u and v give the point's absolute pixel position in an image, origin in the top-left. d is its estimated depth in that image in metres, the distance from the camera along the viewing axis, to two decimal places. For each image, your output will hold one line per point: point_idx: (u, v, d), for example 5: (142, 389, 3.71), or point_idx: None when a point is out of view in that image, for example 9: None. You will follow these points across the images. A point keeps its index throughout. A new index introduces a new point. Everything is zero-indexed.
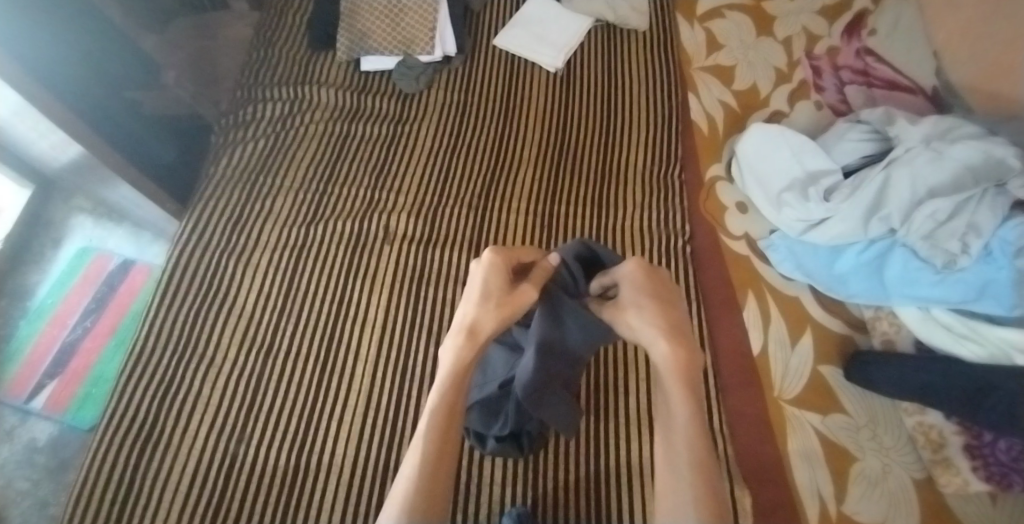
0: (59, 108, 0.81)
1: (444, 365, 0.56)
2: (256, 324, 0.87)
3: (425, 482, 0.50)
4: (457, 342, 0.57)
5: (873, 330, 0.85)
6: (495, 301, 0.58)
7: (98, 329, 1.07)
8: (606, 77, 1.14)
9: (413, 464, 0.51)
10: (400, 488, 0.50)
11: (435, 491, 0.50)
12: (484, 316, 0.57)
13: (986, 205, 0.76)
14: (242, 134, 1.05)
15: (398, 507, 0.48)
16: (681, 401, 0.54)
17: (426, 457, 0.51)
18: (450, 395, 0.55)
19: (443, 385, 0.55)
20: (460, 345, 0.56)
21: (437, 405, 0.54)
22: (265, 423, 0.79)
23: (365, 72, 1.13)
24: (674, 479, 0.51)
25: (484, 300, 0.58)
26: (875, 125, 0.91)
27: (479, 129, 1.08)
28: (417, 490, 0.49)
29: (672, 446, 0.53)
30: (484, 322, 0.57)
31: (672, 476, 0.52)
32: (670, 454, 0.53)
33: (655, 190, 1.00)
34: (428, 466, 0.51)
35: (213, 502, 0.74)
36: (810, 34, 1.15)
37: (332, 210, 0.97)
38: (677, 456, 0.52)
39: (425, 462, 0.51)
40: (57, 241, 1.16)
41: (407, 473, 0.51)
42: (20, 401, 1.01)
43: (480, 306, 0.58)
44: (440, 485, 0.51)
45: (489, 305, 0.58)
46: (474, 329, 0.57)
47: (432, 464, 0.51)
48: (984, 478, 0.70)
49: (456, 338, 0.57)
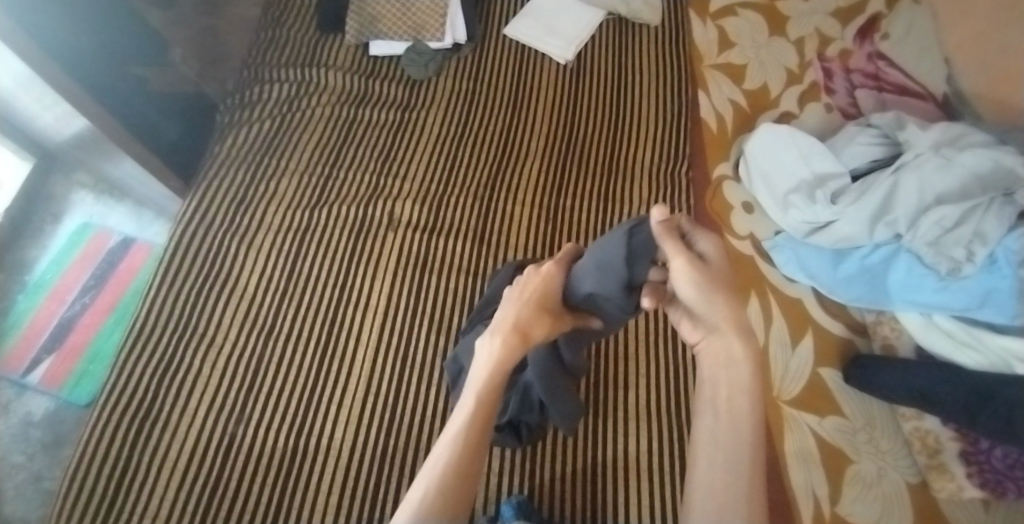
0: (64, 80, 0.80)
1: (487, 360, 0.55)
2: (258, 306, 0.87)
3: (455, 482, 0.50)
4: (508, 341, 0.55)
5: (874, 335, 0.86)
6: (548, 311, 0.58)
7: (96, 305, 1.07)
8: (616, 71, 1.14)
9: (448, 453, 0.51)
10: (432, 476, 0.50)
11: (464, 487, 0.50)
12: (536, 322, 0.56)
13: (993, 213, 0.76)
14: (248, 114, 1.04)
15: (431, 500, 0.49)
16: (746, 395, 0.52)
17: (461, 450, 0.51)
18: (493, 389, 0.54)
19: (483, 382, 0.54)
20: (508, 343, 0.55)
21: (479, 396, 0.54)
22: (263, 405, 0.79)
23: (373, 56, 1.12)
24: (726, 471, 0.50)
25: (540, 305, 0.57)
26: (885, 129, 0.92)
27: (488, 119, 1.07)
28: (450, 484, 0.50)
29: (724, 435, 0.51)
30: (536, 329, 0.56)
31: (726, 468, 0.50)
32: (722, 443, 0.51)
33: (663, 187, 1.00)
34: (462, 458, 0.51)
35: (209, 483, 0.73)
36: (822, 35, 1.14)
37: (337, 195, 0.97)
38: (732, 448, 0.50)
39: (460, 455, 0.51)
40: (57, 216, 1.15)
41: (439, 462, 0.51)
42: (17, 375, 1.00)
43: (536, 311, 0.57)
44: (471, 480, 0.51)
45: (543, 311, 0.57)
46: (525, 332, 0.56)
47: (465, 458, 0.51)
48: (979, 484, 0.71)
49: (506, 337, 0.55)
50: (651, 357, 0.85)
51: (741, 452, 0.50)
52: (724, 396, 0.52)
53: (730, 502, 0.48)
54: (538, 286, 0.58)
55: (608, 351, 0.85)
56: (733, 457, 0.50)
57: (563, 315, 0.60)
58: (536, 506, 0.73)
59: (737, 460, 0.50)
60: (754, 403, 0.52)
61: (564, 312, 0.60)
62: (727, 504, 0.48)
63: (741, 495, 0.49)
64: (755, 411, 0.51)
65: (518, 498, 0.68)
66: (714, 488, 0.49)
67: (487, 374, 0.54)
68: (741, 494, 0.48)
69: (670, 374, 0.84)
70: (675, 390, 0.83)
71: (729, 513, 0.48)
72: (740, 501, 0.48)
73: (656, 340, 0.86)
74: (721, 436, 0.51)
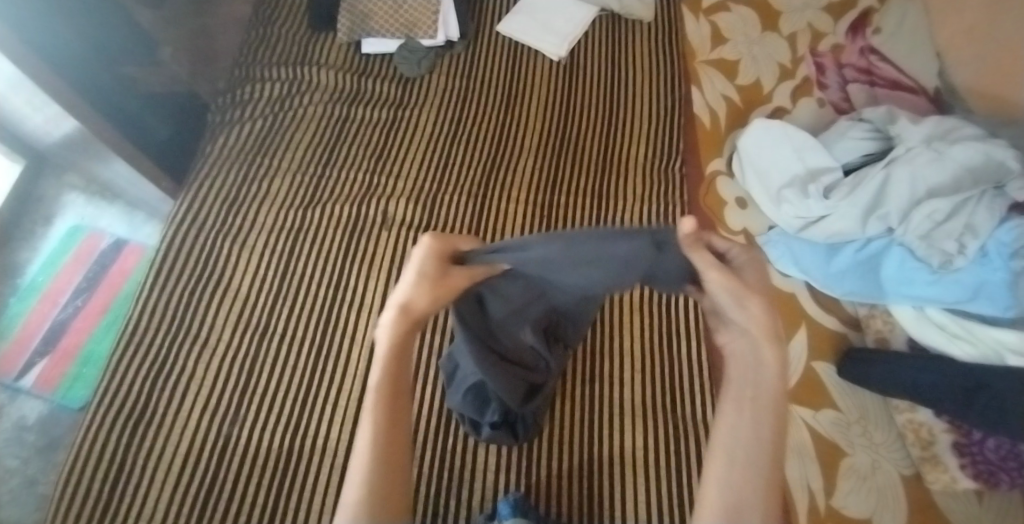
0: (52, 79, 0.79)
1: (381, 345, 0.48)
2: (251, 306, 0.86)
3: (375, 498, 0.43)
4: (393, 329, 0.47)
5: (867, 328, 0.86)
6: (433, 279, 0.48)
7: (90, 308, 1.06)
8: (608, 67, 1.14)
9: (363, 455, 0.45)
10: (352, 485, 0.44)
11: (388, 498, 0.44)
12: (419, 294, 0.47)
13: (984, 206, 0.77)
14: (240, 114, 1.03)
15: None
16: (773, 396, 0.46)
17: (376, 449, 0.45)
18: (394, 375, 0.48)
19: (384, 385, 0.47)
20: (395, 325, 0.48)
21: (381, 386, 0.48)
22: (258, 406, 0.79)
23: (366, 54, 1.12)
24: (740, 471, 0.43)
25: (418, 278, 0.47)
26: (877, 123, 0.92)
27: (480, 116, 1.07)
28: (372, 491, 0.43)
29: (746, 435, 0.45)
30: (420, 306, 0.47)
31: (741, 468, 0.43)
32: (740, 442, 0.44)
33: (655, 183, 1.00)
34: (378, 458, 0.45)
35: (204, 484, 0.73)
36: (815, 30, 1.14)
37: (330, 194, 0.96)
38: (751, 449, 0.44)
39: (375, 457, 0.45)
40: (49, 218, 1.15)
41: (357, 468, 0.45)
42: (9, 378, 0.99)
43: (414, 285, 0.47)
44: (396, 481, 0.45)
45: (424, 282, 0.47)
46: (409, 308, 0.47)
47: (382, 457, 0.45)
48: (972, 476, 0.71)
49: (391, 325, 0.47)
50: (645, 352, 0.85)
51: (764, 457, 0.43)
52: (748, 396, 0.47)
53: (743, 508, 0.42)
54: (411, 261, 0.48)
55: (600, 347, 0.85)
56: (754, 462, 0.43)
57: (453, 271, 0.49)
58: (532, 503, 0.73)
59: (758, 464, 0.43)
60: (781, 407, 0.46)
61: (456, 272, 0.49)
62: (740, 509, 0.42)
63: (760, 502, 0.42)
64: (782, 417, 0.45)
65: (513, 495, 0.68)
66: (731, 487, 0.43)
67: (385, 361, 0.48)
68: (758, 500, 0.42)
69: (664, 369, 0.84)
70: (673, 385, 0.83)
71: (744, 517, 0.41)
72: (754, 506, 0.42)
73: (650, 335, 0.87)
74: (745, 437, 0.44)
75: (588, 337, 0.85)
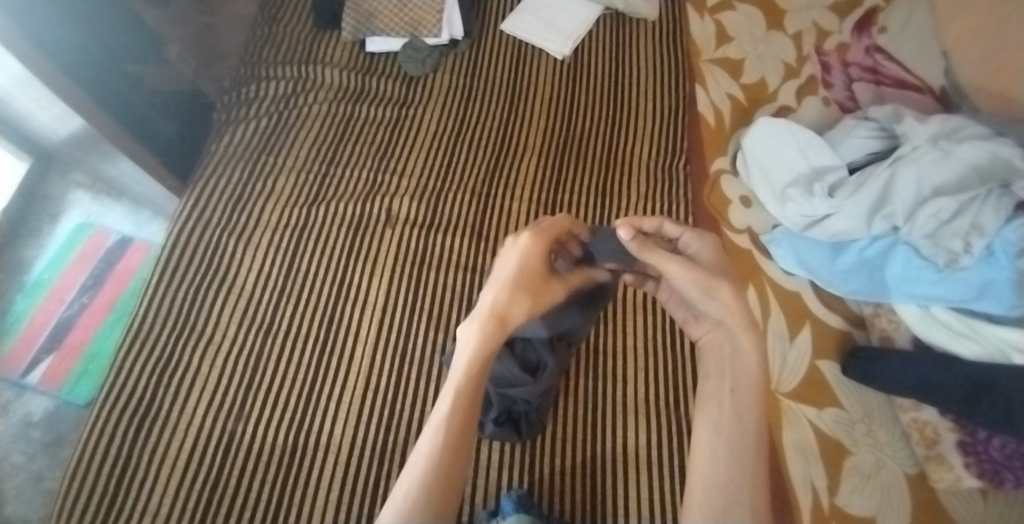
0: (57, 75, 0.80)
1: (468, 346, 0.53)
2: (257, 303, 0.87)
3: (439, 480, 0.49)
4: (485, 327, 0.53)
5: (872, 327, 0.86)
6: (530, 292, 0.56)
7: (95, 305, 1.07)
8: (614, 66, 1.14)
9: (429, 449, 0.50)
10: (413, 476, 0.49)
11: (450, 482, 0.50)
12: (516, 304, 0.54)
13: (990, 206, 0.76)
14: (245, 112, 1.03)
15: (413, 499, 0.48)
16: (762, 394, 0.53)
17: (446, 447, 0.50)
18: (472, 378, 0.52)
19: (463, 376, 0.52)
20: (487, 329, 0.53)
21: (460, 387, 0.52)
22: (263, 402, 0.79)
23: (370, 53, 1.12)
24: (728, 463, 0.50)
25: (518, 286, 0.55)
26: (882, 122, 0.92)
27: (486, 114, 1.07)
28: (436, 481, 0.49)
29: (727, 430, 0.52)
30: (514, 311, 0.54)
31: (728, 460, 0.50)
32: (722, 434, 0.51)
33: (660, 181, 1.00)
34: (445, 452, 0.50)
35: (210, 480, 0.74)
36: (819, 29, 1.14)
37: (335, 192, 0.97)
38: (732, 442, 0.51)
39: (444, 452, 0.50)
40: (55, 216, 1.15)
41: (421, 460, 0.50)
42: (16, 375, 1.00)
43: (514, 292, 0.55)
44: (456, 476, 0.50)
45: (522, 292, 0.55)
46: (505, 315, 0.54)
47: (450, 451, 0.50)
48: (977, 474, 0.71)
49: (483, 322, 0.53)
50: (648, 350, 0.85)
51: (745, 451, 0.51)
52: (737, 390, 0.53)
53: (733, 496, 0.49)
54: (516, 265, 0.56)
55: (604, 345, 0.85)
56: (737, 454, 0.50)
57: (551, 283, 0.58)
58: (536, 500, 0.73)
59: (742, 458, 0.50)
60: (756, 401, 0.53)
61: (552, 285, 0.58)
62: (730, 503, 0.48)
63: (745, 492, 0.49)
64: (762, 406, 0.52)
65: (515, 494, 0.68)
66: (719, 480, 0.50)
67: (467, 362, 0.53)
68: (742, 492, 0.49)
69: (667, 367, 0.84)
70: (675, 383, 0.83)
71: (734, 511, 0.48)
72: (744, 492, 0.49)
73: (654, 333, 0.87)
74: (727, 433, 0.51)
75: (591, 335, 0.86)
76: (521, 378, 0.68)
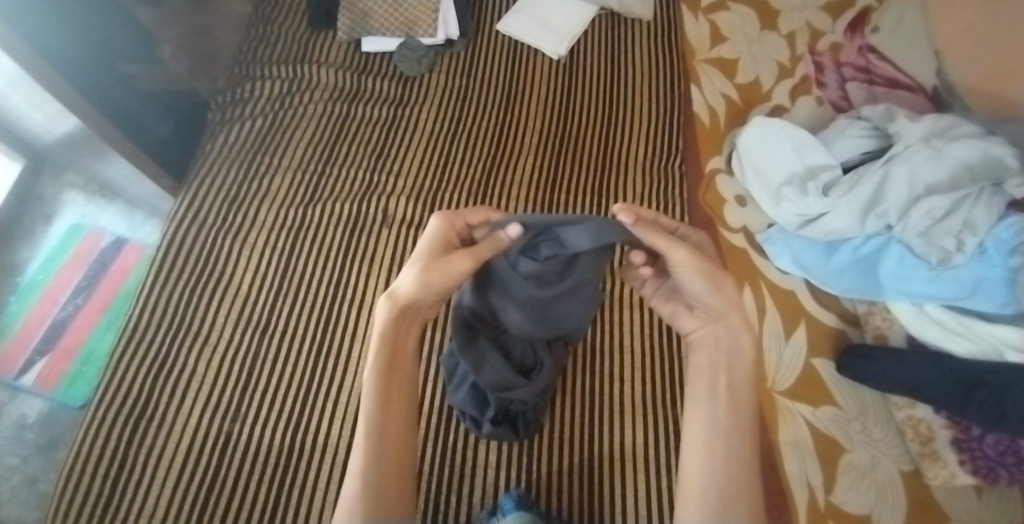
0: (50, 75, 0.79)
1: (378, 335, 0.54)
2: (253, 303, 0.87)
3: (376, 472, 0.50)
4: (389, 314, 0.54)
5: (866, 325, 0.86)
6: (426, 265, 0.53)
7: (89, 306, 1.06)
8: (608, 66, 1.14)
9: (361, 442, 0.51)
10: (352, 471, 0.50)
11: (385, 473, 0.50)
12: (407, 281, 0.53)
13: (982, 202, 0.77)
14: (240, 112, 1.03)
15: (354, 495, 0.48)
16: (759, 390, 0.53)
17: (372, 433, 0.51)
18: (384, 366, 0.54)
19: (378, 366, 0.53)
20: (389, 315, 0.54)
21: (375, 375, 0.53)
22: (260, 402, 0.79)
23: (365, 53, 1.12)
24: (726, 462, 0.51)
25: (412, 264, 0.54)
26: (875, 121, 0.92)
27: (480, 114, 1.07)
28: (375, 471, 0.50)
29: (721, 427, 0.52)
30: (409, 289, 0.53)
31: (726, 458, 0.51)
32: (716, 433, 0.52)
33: (654, 181, 1.01)
34: (376, 442, 0.51)
35: (207, 480, 0.73)
36: (813, 29, 1.15)
37: (330, 192, 0.97)
38: (729, 440, 0.51)
39: (372, 441, 0.51)
40: (48, 217, 1.14)
41: (356, 454, 0.51)
42: (9, 377, 0.99)
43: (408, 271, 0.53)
44: (393, 460, 0.51)
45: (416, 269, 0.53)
46: (402, 295, 0.53)
47: (380, 440, 0.51)
48: (971, 471, 0.72)
49: (386, 310, 0.54)
50: (645, 348, 0.86)
51: (739, 447, 0.51)
52: (732, 386, 0.54)
53: (732, 493, 0.49)
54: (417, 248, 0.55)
55: (601, 344, 0.85)
56: (733, 453, 0.51)
57: (454, 252, 0.53)
58: (534, 499, 0.73)
59: (737, 454, 0.51)
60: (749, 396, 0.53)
61: (451, 254, 0.53)
62: (729, 500, 0.49)
63: (741, 486, 0.50)
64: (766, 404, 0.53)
65: (514, 495, 0.68)
66: (716, 480, 0.50)
67: (378, 354, 0.54)
68: (739, 487, 0.49)
69: (665, 367, 0.84)
70: (672, 383, 0.83)
71: (733, 508, 0.48)
72: (740, 489, 0.49)
73: (651, 333, 0.87)
74: (721, 432, 0.52)
75: (589, 335, 0.86)
76: (518, 381, 0.67)
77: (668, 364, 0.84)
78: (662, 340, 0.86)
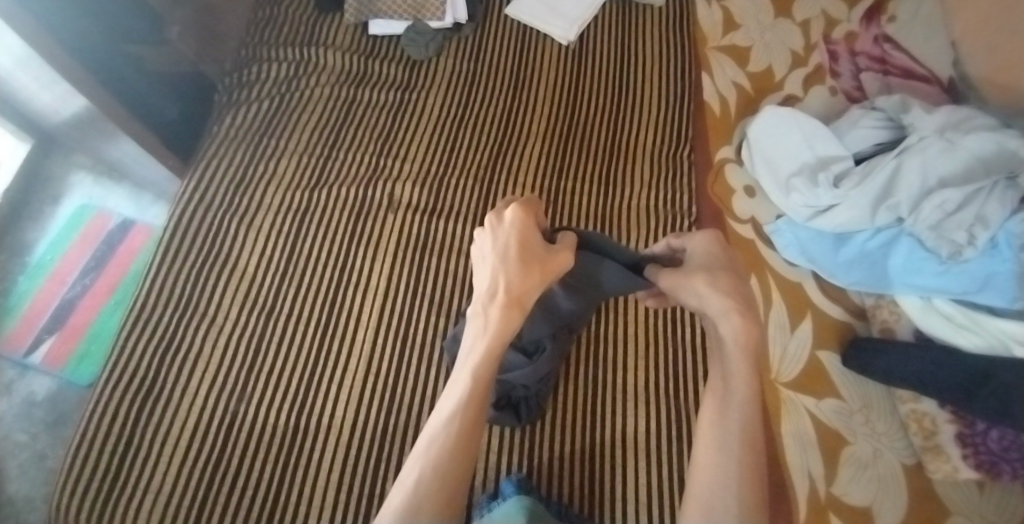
0: (56, 53, 0.79)
1: (482, 332, 0.55)
2: (258, 286, 0.87)
3: (450, 466, 0.49)
4: (504, 310, 0.54)
5: (873, 318, 0.85)
6: (537, 266, 0.55)
7: (96, 287, 1.06)
8: (619, 52, 1.13)
9: (444, 433, 0.51)
10: (426, 462, 0.49)
11: (459, 471, 0.50)
12: (528, 282, 0.55)
13: (996, 197, 0.76)
14: (246, 94, 1.03)
15: (425, 484, 0.48)
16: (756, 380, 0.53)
17: (461, 428, 0.51)
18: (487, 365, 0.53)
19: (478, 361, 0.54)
20: (507, 312, 0.54)
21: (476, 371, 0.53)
22: (265, 382, 0.80)
23: (372, 36, 1.11)
24: (720, 448, 0.50)
25: (525, 263, 0.55)
26: (889, 112, 0.91)
27: (488, 100, 1.06)
28: (449, 464, 0.49)
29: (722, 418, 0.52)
30: (528, 289, 0.55)
31: (720, 444, 0.50)
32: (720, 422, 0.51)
33: (665, 169, 0.99)
34: (456, 437, 0.51)
35: (211, 459, 0.74)
36: (828, 17, 1.13)
37: (336, 176, 0.96)
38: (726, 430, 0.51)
39: (459, 435, 0.51)
40: (56, 197, 1.15)
41: (435, 443, 0.50)
42: (18, 355, 1.00)
43: (524, 270, 0.55)
44: (466, 460, 0.51)
45: (530, 268, 0.55)
46: (517, 295, 0.55)
47: (464, 437, 0.51)
48: (974, 466, 0.71)
49: (502, 307, 0.54)
50: (649, 340, 0.85)
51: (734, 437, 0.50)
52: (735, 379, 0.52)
53: (722, 478, 0.48)
54: (516, 244, 0.56)
55: (602, 333, 0.85)
56: (727, 439, 0.50)
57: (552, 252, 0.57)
58: (535, 484, 0.74)
59: (732, 441, 0.50)
60: (752, 386, 0.52)
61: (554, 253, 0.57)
62: (718, 487, 0.48)
63: (732, 471, 0.49)
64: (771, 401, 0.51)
65: (515, 482, 0.68)
66: (712, 467, 0.49)
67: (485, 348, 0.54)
68: (735, 475, 0.48)
69: (671, 357, 0.84)
70: (677, 373, 0.83)
71: (724, 495, 0.47)
72: (732, 478, 0.48)
73: (660, 324, 0.86)
74: (726, 422, 0.51)
75: (592, 323, 0.86)
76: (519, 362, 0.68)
77: (688, 360, 0.84)
78: (673, 330, 0.86)
